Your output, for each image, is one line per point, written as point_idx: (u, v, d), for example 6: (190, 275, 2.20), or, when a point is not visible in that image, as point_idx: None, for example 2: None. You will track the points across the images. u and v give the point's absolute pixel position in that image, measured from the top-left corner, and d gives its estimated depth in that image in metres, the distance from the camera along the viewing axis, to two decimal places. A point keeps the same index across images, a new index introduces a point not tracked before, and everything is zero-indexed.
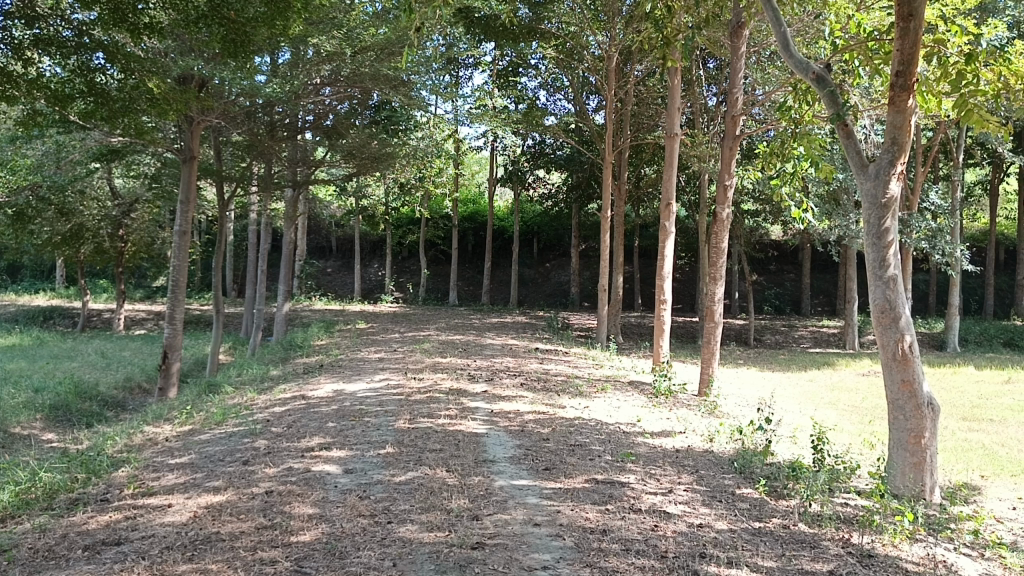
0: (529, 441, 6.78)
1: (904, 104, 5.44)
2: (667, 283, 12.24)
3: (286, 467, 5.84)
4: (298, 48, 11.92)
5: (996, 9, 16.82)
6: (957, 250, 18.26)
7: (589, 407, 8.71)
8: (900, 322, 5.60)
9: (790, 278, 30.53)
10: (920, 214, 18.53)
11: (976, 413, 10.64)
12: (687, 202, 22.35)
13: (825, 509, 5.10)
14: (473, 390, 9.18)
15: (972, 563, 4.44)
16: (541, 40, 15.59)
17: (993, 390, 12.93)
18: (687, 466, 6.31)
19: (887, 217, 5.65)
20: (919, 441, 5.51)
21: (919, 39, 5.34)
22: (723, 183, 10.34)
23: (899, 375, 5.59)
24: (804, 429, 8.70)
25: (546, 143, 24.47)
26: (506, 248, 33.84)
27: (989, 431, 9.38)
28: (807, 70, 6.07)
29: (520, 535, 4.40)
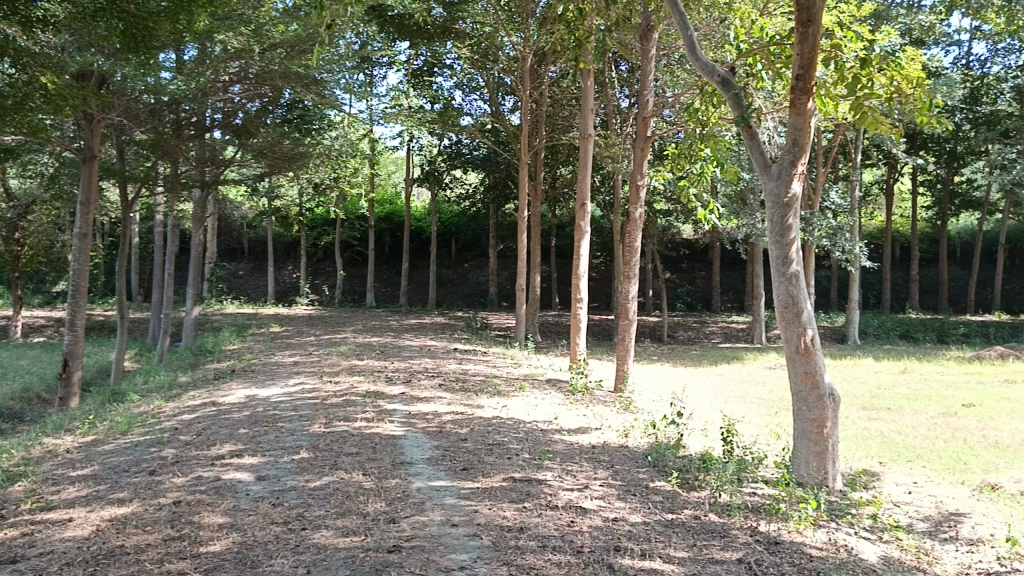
0: (447, 441, 6.77)
1: (804, 107, 5.65)
2: (582, 282, 12.39)
3: (196, 476, 5.67)
4: (205, 44, 11.63)
5: (889, 16, 17.65)
6: (856, 248, 19.07)
7: (507, 406, 8.74)
8: (802, 318, 5.82)
9: (701, 276, 31.36)
10: (822, 214, 19.28)
11: (874, 403, 11.16)
12: (602, 202, 22.67)
13: (734, 499, 5.27)
14: (391, 392, 9.10)
15: (871, 546, 4.65)
16: (456, 40, 15.59)
17: (890, 380, 13.56)
18: (602, 462, 6.41)
19: (789, 216, 5.87)
20: (821, 431, 5.74)
21: (817, 45, 5.54)
22: (635, 184, 10.54)
23: (802, 368, 5.80)
24: (715, 422, 8.94)
25: (462, 143, 24.37)
26: (424, 248, 33.68)
27: (887, 420, 9.83)
28: (712, 73, 6.25)
29: (437, 537, 4.38)
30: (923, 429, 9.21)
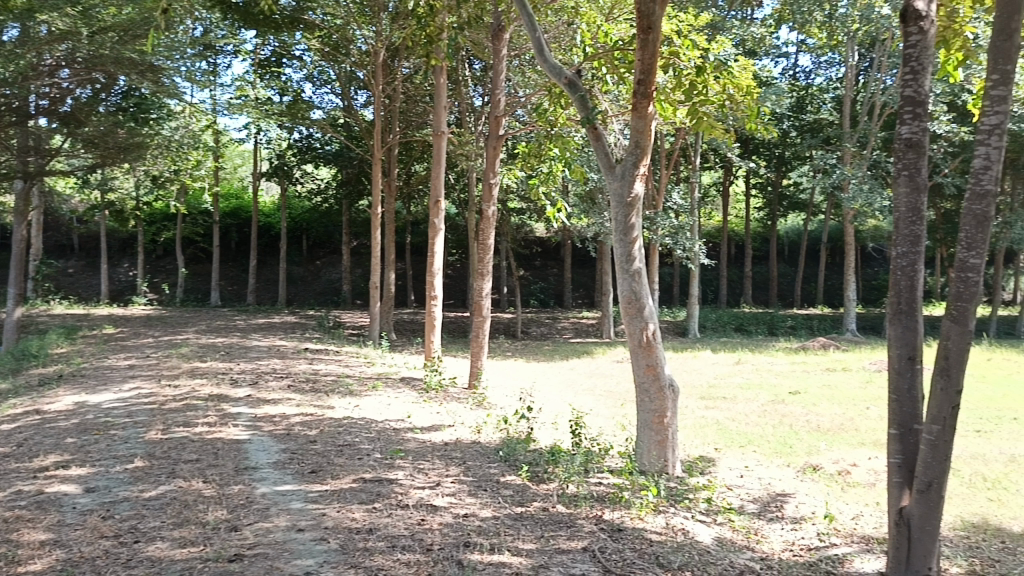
0: (294, 444, 6.58)
1: (645, 111, 5.89)
2: (436, 279, 12.36)
3: (14, 491, 5.23)
4: (25, 23, 10.73)
5: (725, 27, 18.66)
6: (696, 246, 20.06)
7: (359, 406, 8.60)
8: (644, 313, 6.06)
9: (553, 273, 32.07)
10: (665, 213, 20.18)
11: (712, 392, 11.80)
12: (456, 200, 22.71)
13: (580, 490, 5.42)
14: (236, 395, 8.75)
15: (705, 529, 4.92)
16: (306, 31, 15.19)
17: (726, 371, 14.39)
18: (454, 458, 6.43)
19: (632, 216, 6.10)
20: (661, 421, 6.02)
21: (656, 51, 5.78)
22: (488, 182, 10.63)
23: (644, 361, 6.04)
24: (564, 416, 9.17)
25: (313, 137, 23.73)
26: (273, 245, 32.60)
27: (723, 408, 10.42)
28: (560, 75, 6.40)
29: (282, 543, 4.25)
30: (755, 416, 9.83)
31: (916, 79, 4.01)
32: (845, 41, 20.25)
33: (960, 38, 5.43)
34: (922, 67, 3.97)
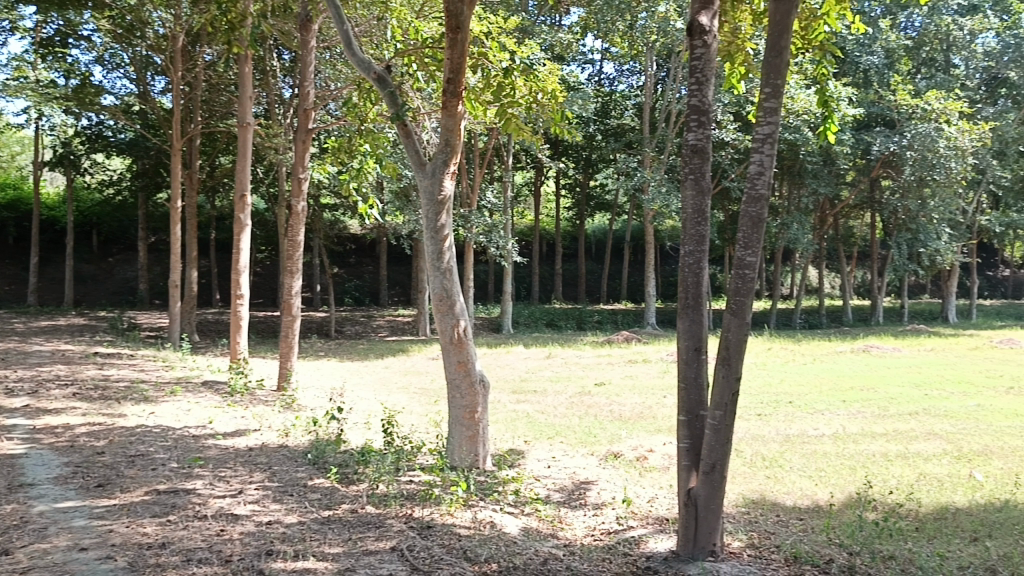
0: (79, 457, 6.05)
1: (454, 109, 5.93)
2: (243, 277, 11.81)
3: None
4: None
5: (535, 32, 19.19)
6: (509, 244, 20.48)
7: (155, 413, 8.06)
8: (455, 310, 6.11)
9: (368, 270, 31.64)
10: (479, 212, 20.46)
11: (523, 387, 12.12)
12: (265, 194, 21.83)
13: (390, 489, 5.38)
14: (11, 406, 7.92)
15: (514, 520, 5.04)
16: (95, 10, 14.13)
17: (537, 365, 14.84)
18: (260, 464, 6.18)
19: (442, 213, 6.14)
20: (473, 416, 6.10)
21: (465, 51, 5.82)
22: (297, 177, 10.29)
23: (455, 357, 6.09)
24: (376, 415, 9.06)
25: (105, 125, 21.95)
26: (58, 241, 29.87)
27: (533, 402, 10.73)
28: (369, 69, 6.30)
29: (62, 565, 3.90)
30: (563, 408, 10.20)
31: (701, 90, 4.30)
32: (645, 51, 21.43)
33: (743, 52, 5.85)
34: (706, 78, 4.27)
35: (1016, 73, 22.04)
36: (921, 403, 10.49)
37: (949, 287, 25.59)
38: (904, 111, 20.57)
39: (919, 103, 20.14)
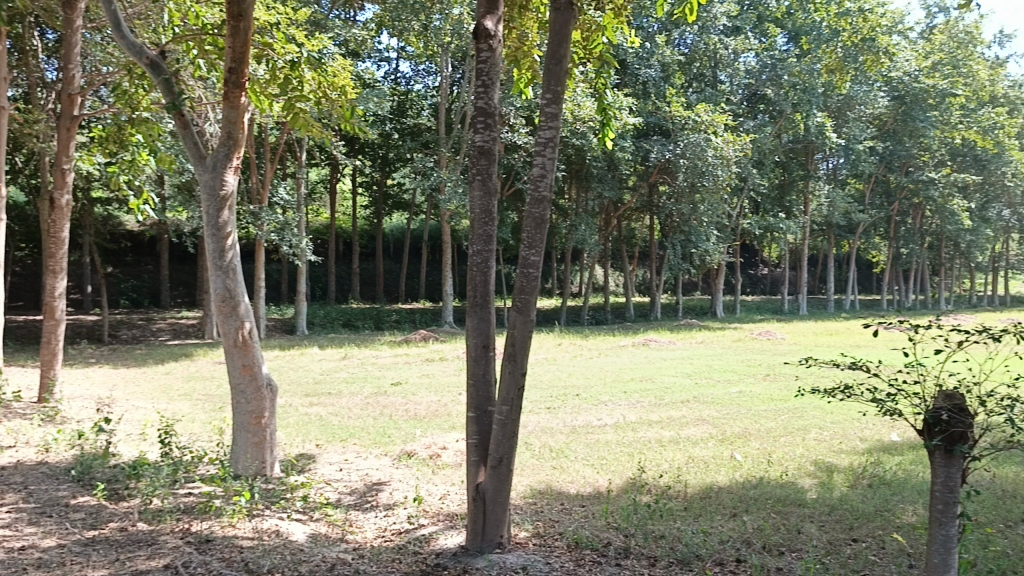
0: None
1: (237, 101, 5.65)
2: None
3: None
4: None
5: (328, 26, 18.78)
6: (303, 242, 19.86)
7: None
8: (239, 311, 5.83)
9: (147, 269, 29.49)
10: (270, 209, 19.67)
11: (316, 389, 11.80)
12: (25, 185, 19.71)
13: (166, 504, 5.04)
14: None
15: (301, 527, 4.90)
16: None
17: (331, 367, 14.50)
18: (12, 484, 5.56)
19: (224, 210, 5.84)
20: (259, 422, 5.87)
21: (249, 40, 5.54)
22: (60, 167, 9.37)
23: (240, 361, 5.81)
24: (154, 424, 8.45)
25: None
26: None
27: (327, 404, 10.48)
28: (140, 54, 5.84)
29: None
30: (357, 410, 10.04)
31: (487, 93, 4.38)
32: (440, 51, 21.60)
33: (529, 59, 6.04)
34: (492, 82, 4.35)
35: (771, 90, 24.44)
36: (692, 392, 11.37)
37: (718, 284, 27.93)
38: (678, 122, 22.12)
39: (691, 115, 21.78)
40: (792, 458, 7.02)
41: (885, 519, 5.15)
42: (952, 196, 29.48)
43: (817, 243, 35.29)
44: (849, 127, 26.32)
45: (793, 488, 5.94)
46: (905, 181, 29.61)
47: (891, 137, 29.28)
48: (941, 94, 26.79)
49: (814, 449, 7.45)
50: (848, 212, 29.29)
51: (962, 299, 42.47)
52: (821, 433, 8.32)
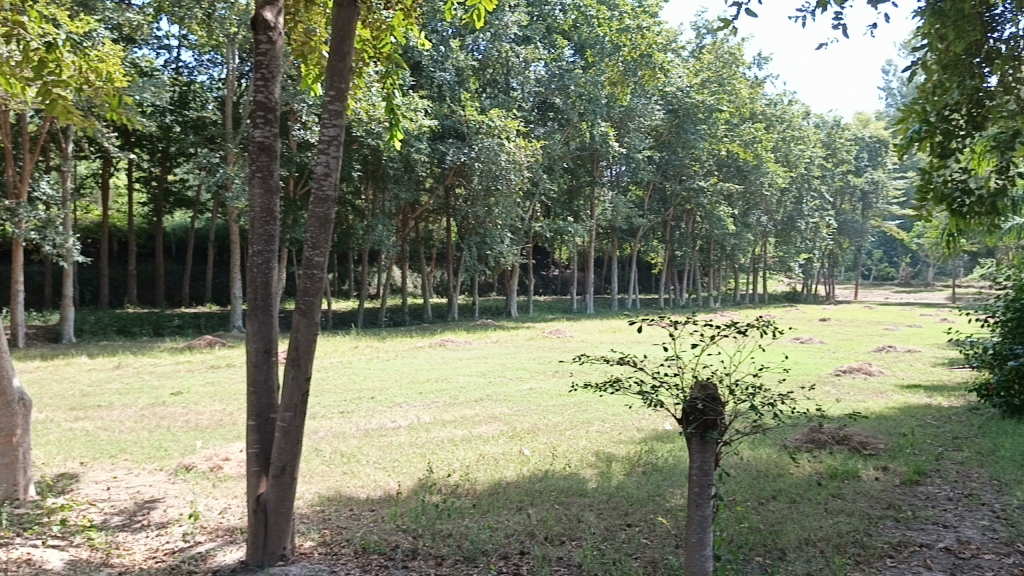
0: None
1: None
2: None
3: None
4: None
5: (99, 8, 17.32)
6: (69, 241, 18.13)
7: None
8: None
9: None
10: (29, 204, 17.77)
11: (83, 401, 10.81)
12: None
13: None
14: None
15: (58, 553, 4.47)
16: None
17: (101, 377, 13.34)
18: None
19: None
20: (9, 440, 5.30)
21: None
22: None
23: None
24: None
25: None
26: None
27: (96, 417, 9.63)
28: None
29: None
30: (131, 422, 9.31)
31: (266, 86, 4.21)
32: (226, 43, 20.58)
33: (317, 54, 5.77)
34: (272, 75, 4.19)
35: (560, 100, 25.49)
36: (484, 391, 11.59)
37: (512, 286, 28.69)
38: (472, 126, 22.42)
39: (485, 120, 22.21)
40: (575, 451, 7.34)
41: (657, 503, 5.51)
42: (718, 203, 32.36)
43: (602, 246, 37.27)
44: (630, 137, 27.96)
45: (576, 479, 6.22)
46: (679, 190, 32.00)
47: (667, 147, 31.25)
48: (708, 110, 29.22)
49: (596, 441, 7.86)
50: (629, 216, 31.17)
51: (729, 297, 46.57)
52: (603, 425, 8.79)
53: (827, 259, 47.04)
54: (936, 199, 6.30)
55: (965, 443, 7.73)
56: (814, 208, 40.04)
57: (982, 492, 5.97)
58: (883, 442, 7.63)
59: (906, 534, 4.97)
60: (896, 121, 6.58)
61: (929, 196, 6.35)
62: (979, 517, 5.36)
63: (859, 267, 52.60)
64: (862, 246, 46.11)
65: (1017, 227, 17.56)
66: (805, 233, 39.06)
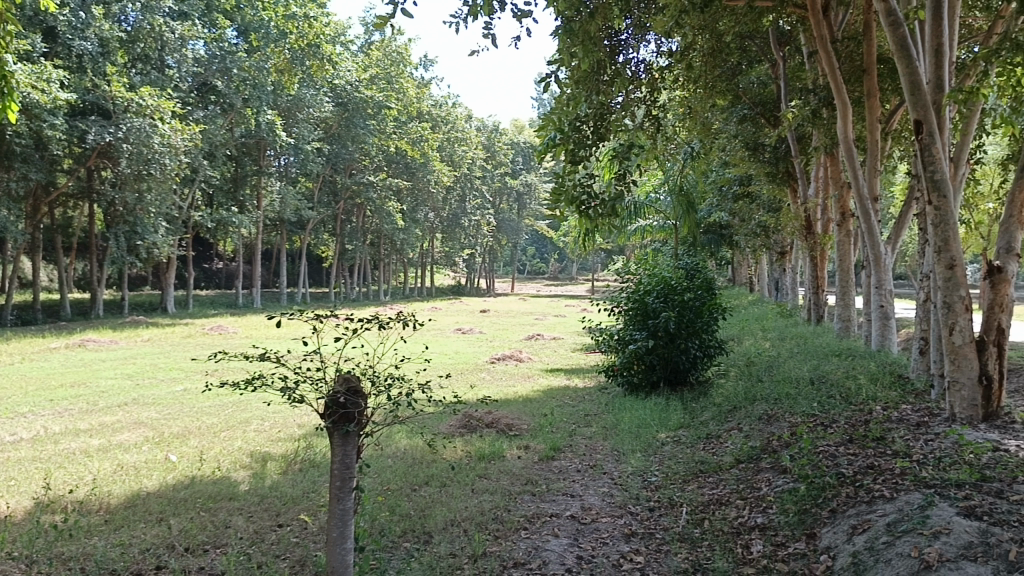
0: None
1: None
2: None
3: None
4: None
5: None
6: None
7: None
8: None
9: None
10: None
11: None
12: None
13: None
14: None
15: None
16: None
17: None
18: None
19: None
20: None
21: None
22: None
23: None
24: None
25: None
26: None
27: None
28: None
29: None
30: None
31: None
32: None
33: None
34: None
35: (220, 82, 23.94)
36: (130, 393, 10.60)
37: (168, 279, 26.58)
38: (119, 103, 20.10)
39: (134, 97, 20.07)
40: (228, 452, 6.98)
41: (310, 500, 5.44)
42: (386, 198, 33.27)
43: (269, 238, 35.95)
44: (298, 128, 27.26)
45: (226, 483, 5.91)
46: (349, 183, 31.95)
47: (336, 140, 30.83)
48: (377, 106, 29.59)
49: (252, 441, 7.54)
50: (298, 209, 30.39)
51: (398, 291, 47.54)
52: (261, 424, 8.46)
53: (488, 255, 50.03)
54: (567, 201, 6.83)
55: (594, 419, 8.71)
56: (476, 206, 42.40)
57: (605, 462, 6.76)
58: (526, 423, 8.30)
59: (540, 506, 5.46)
60: (536, 127, 7.10)
61: (561, 198, 6.88)
62: (601, 485, 6.05)
63: (516, 262, 56.69)
64: (518, 241, 49.82)
65: (639, 228, 20.16)
66: (468, 230, 41.18)
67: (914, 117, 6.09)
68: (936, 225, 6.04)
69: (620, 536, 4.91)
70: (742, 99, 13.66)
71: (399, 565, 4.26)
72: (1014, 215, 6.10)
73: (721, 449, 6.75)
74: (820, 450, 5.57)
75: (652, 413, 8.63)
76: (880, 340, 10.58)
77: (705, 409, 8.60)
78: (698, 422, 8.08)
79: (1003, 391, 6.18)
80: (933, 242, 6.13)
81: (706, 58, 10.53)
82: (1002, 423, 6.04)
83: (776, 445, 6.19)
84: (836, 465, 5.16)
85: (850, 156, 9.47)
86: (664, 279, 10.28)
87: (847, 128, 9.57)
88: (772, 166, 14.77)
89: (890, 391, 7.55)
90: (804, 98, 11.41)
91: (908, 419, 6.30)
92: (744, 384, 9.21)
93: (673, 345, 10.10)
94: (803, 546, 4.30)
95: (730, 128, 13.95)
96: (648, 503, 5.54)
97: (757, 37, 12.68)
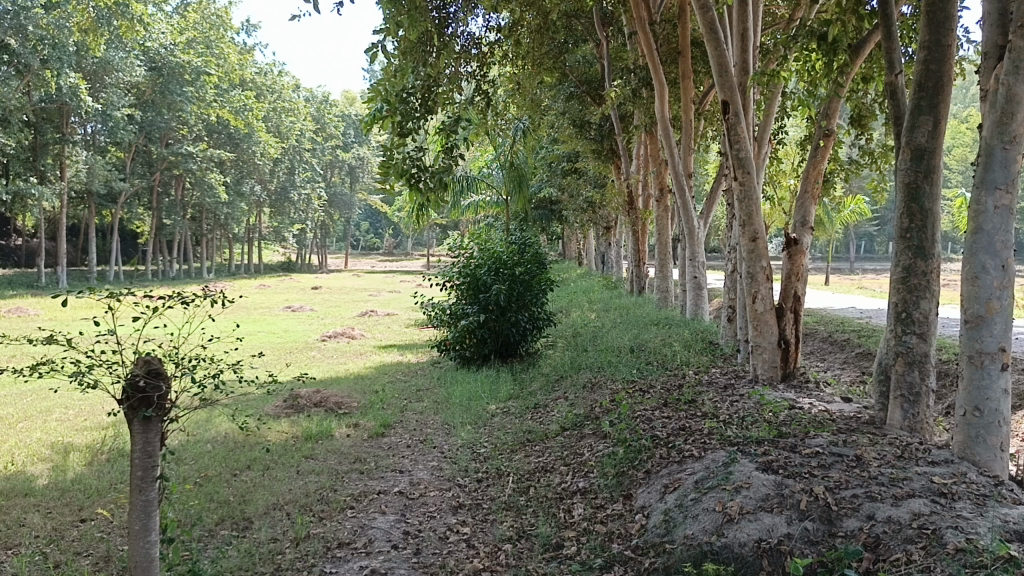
0: None
1: None
2: None
3: None
4: None
5: None
6: None
7: None
8: None
9: None
10: None
11: None
12: None
13: None
14: None
15: None
16: None
17: None
18: None
19: None
20: None
21: None
22: None
23: None
24: None
25: None
26: None
27: None
28: None
29: None
30: None
31: None
32: None
33: None
34: None
35: (13, 41, 20.85)
36: None
37: None
38: None
39: None
40: (24, 444, 6.39)
41: (116, 492, 5.10)
42: (207, 169, 31.52)
43: (73, 212, 33.16)
44: (106, 93, 25.20)
45: (20, 478, 5.40)
46: (166, 154, 29.94)
47: (149, 107, 28.72)
48: (194, 71, 27.92)
49: (53, 431, 6.94)
50: (108, 179, 28.19)
51: (222, 267, 45.29)
52: (64, 413, 7.80)
53: (319, 229, 48.67)
54: (396, 173, 6.66)
55: (425, 394, 8.69)
56: (305, 179, 41.00)
57: (435, 436, 6.76)
58: (357, 401, 8.16)
59: (367, 484, 5.37)
60: (363, 97, 6.88)
61: (389, 170, 6.67)
62: (430, 459, 6.05)
63: (348, 238, 55.47)
64: (350, 216, 48.75)
65: (472, 203, 20.27)
66: (297, 204, 39.77)
67: (721, 98, 6.39)
68: (741, 199, 6.43)
69: (448, 508, 4.94)
70: (569, 77, 14.02)
71: (213, 554, 4.07)
72: (808, 191, 6.61)
73: (547, 418, 6.94)
74: (638, 414, 5.83)
75: (483, 385, 8.77)
76: (694, 309, 11.25)
77: (534, 380, 8.84)
78: (527, 392, 8.29)
79: (798, 352, 6.75)
80: (739, 216, 6.53)
81: (534, 35, 10.67)
82: (797, 382, 6.58)
83: (597, 412, 6.44)
84: (651, 428, 5.41)
85: (667, 134, 9.87)
86: (495, 253, 10.35)
87: (664, 107, 9.96)
88: (598, 144, 15.23)
89: (702, 356, 8.07)
90: (626, 77, 11.79)
91: (717, 382, 6.73)
92: (570, 354, 9.53)
93: (503, 318, 10.22)
94: (619, 507, 4.49)
95: (558, 104, 14.29)
96: (476, 475, 5.60)
97: (582, 17, 12.94)
